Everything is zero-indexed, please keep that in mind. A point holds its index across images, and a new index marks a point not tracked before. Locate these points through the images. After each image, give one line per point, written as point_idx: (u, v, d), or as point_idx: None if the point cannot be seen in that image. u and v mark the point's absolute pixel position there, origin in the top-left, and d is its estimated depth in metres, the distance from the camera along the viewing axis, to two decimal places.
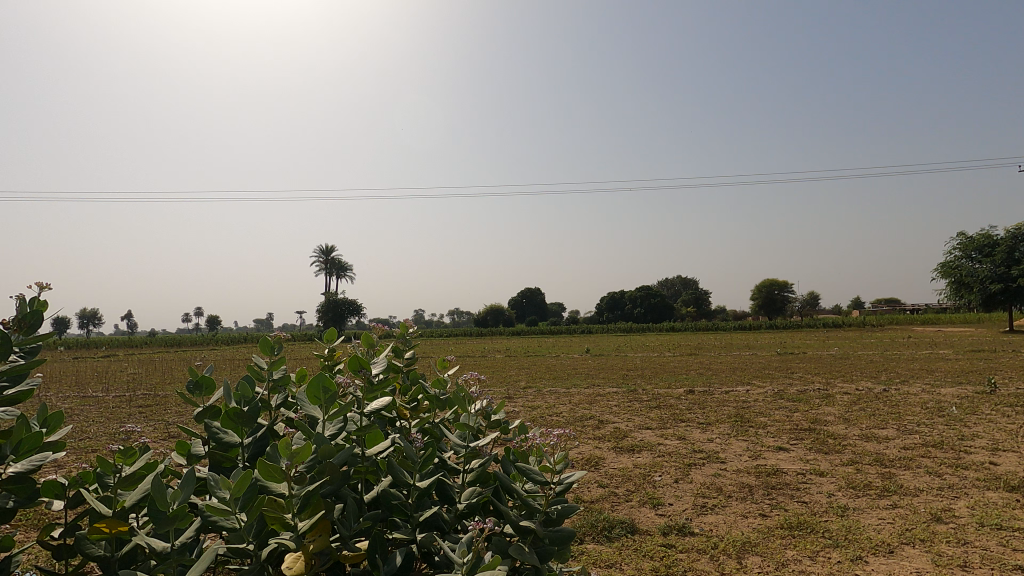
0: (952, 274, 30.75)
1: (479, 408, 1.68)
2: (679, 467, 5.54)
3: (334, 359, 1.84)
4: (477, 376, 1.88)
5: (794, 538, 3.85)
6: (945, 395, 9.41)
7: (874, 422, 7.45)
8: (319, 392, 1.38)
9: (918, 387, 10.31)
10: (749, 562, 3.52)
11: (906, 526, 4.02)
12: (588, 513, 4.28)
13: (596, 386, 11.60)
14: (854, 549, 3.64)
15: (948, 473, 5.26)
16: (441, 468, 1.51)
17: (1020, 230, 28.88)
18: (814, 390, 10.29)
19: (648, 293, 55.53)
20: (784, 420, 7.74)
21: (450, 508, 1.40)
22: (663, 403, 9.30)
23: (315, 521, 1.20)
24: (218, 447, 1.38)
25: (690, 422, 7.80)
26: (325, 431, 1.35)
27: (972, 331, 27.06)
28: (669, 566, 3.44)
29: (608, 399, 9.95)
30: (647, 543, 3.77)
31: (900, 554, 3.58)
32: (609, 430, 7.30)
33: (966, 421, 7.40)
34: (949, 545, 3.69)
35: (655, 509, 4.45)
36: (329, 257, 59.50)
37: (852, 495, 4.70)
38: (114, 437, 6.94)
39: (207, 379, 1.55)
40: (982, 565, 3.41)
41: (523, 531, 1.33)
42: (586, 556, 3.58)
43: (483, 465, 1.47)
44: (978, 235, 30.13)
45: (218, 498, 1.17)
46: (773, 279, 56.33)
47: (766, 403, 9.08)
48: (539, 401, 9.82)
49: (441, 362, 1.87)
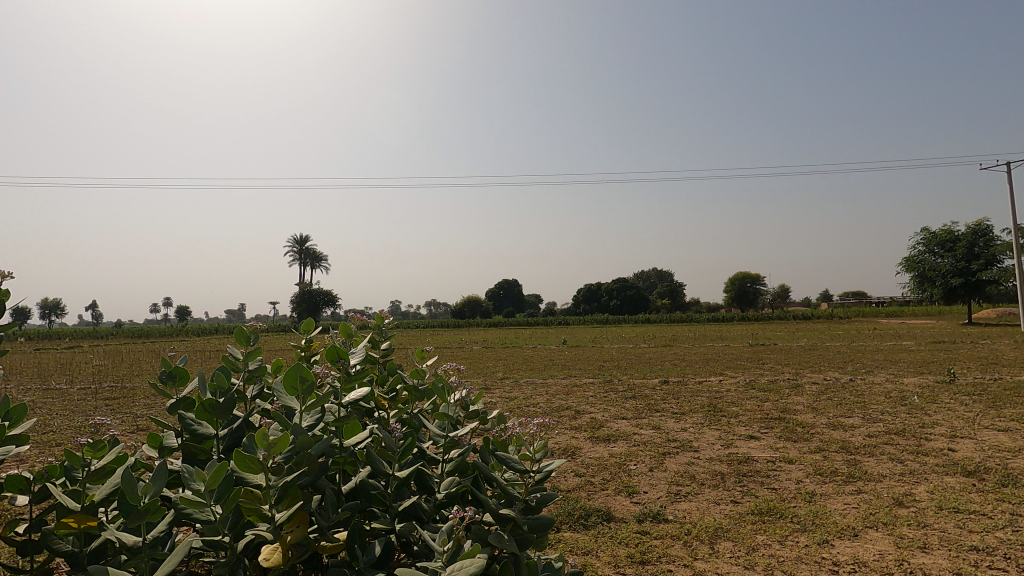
0: (915, 269, 31.90)
1: (457, 399, 1.68)
2: (653, 456, 5.64)
3: (311, 350, 1.81)
4: (455, 367, 1.87)
5: (763, 524, 3.96)
6: (907, 385, 9.72)
7: (839, 412, 7.67)
8: (296, 383, 1.36)
9: (882, 377, 10.62)
10: (720, 547, 3.61)
11: (870, 510, 4.16)
12: (564, 502, 4.32)
13: (573, 377, 11.73)
14: (822, 533, 3.77)
15: (910, 459, 5.45)
16: (421, 457, 1.49)
17: (981, 226, 29.93)
18: (785, 381, 10.49)
19: (623, 286, 56.06)
20: (755, 410, 7.93)
21: (430, 498, 1.40)
22: (639, 394, 9.42)
23: (293, 512, 1.18)
24: (192, 438, 1.36)
25: (664, 411, 7.94)
26: (302, 422, 1.33)
27: (933, 323, 27.80)
28: (644, 552, 3.50)
29: (584, 390, 10.02)
30: (622, 531, 3.84)
31: (864, 537, 3.72)
32: (584, 420, 7.37)
33: (926, 410, 7.66)
34: (909, 528, 3.84)
35: (631, 497, 4.52)
36: (302, 248, 58.57)
37: (818, 481, 4.85)
38: (80, 432, 6.71)
39: (181, 370, 1.51)
40: (940, 547, 3.56)
41: (502, 519, 1.33)
42: (563, 544, 3.64)
43: (463, 454, 1.45)
44: (941, 231, 31.15)
45: (192, 490, 1.16)
46: (745, 274, 57.59)
47: (738, 393, 9.28)
48: (516, 392, 9.84)
49: (419, 352, 1.85)
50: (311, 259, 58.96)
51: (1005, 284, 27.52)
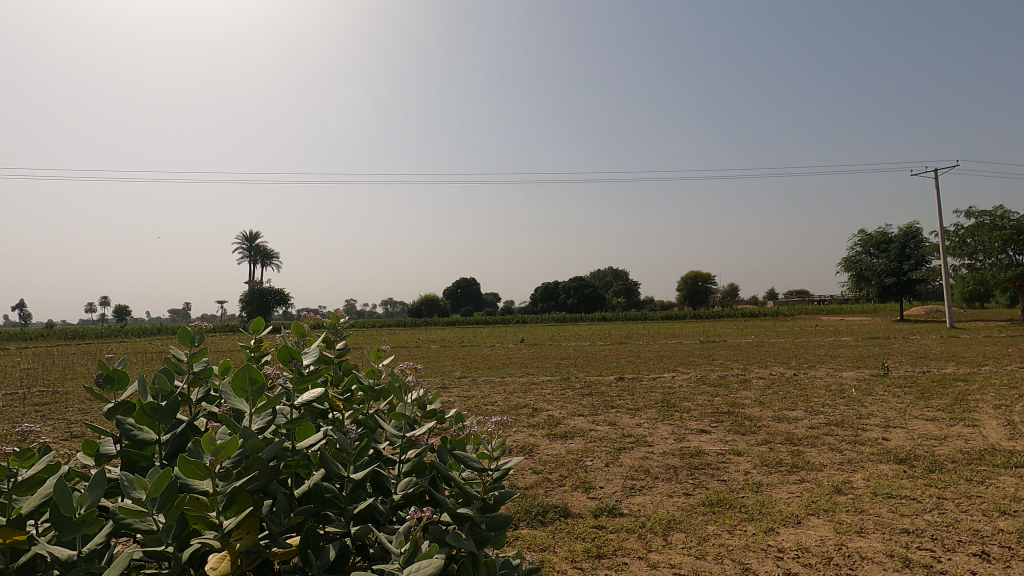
0: (853, 269, 33.66)
1: (414, 398, 1.66)
2: (609, 452, 5.74)
3: (262, 350, 1.75)
4: (413, 366, 1.85)
5: (713, 514, 4.10)
6: (845, 378, 10.27)
7: (784, 405, 8.01)
8: (246, 384, 1.31)
9: (823, 372, 11.17)
10: (673, 538, 3.71)
11: (812, 498, 4.37)
12: (522, 499, 4.34)
13: (530, 375, 11.81)
14: (768, 521, 3.93)
15: (848, 449, 5.76)
16: (377, 459, 1.46)
17: (912, 229, 31.88)
18: (734, 376, 10.88)
19: (580, 284, 56.86)
20: (706, 404, 8.19)
21: (386, 499, 1.37)
22: (595, 391, 9.57)
23: (243, 518, 1.13)
24: (131, 444, 1.29)
25: (620, 407, 8.10)
26: (253, 425, 1.28)
27: (868, 320, 29.43)
28: (600, 546, 3.56)
29: (542, 387, 10.09)
30: (578, 526, 3.89)
31: (807, 524, 3.90)
32: (542, 418, 7.44)
33: (863, 402, 8.10)
34: (847, 514, 4.06)
35: (587, 493, 4.59)
36: (252, 245, 56.60)
37: (765, 472, 5.06)
38: (6, 441, 6.27)
39: (120, 372, 1.43)
40: (874, 531, 3.77)
41: (460, 518, 1.33)
42: (520, 541, 3.66)
43: (420, 454, 1.43)
44: (876, 232, 32.99)
45: (133, 499, 1.10)
46: (697, 273, 59.38)
47: (690, 389, 9.56)
48: (474, 391, 9.83)
49: (375, 352, 1.81)
50: (261, 257, 57.00)
51: (933, 283, 29.44)
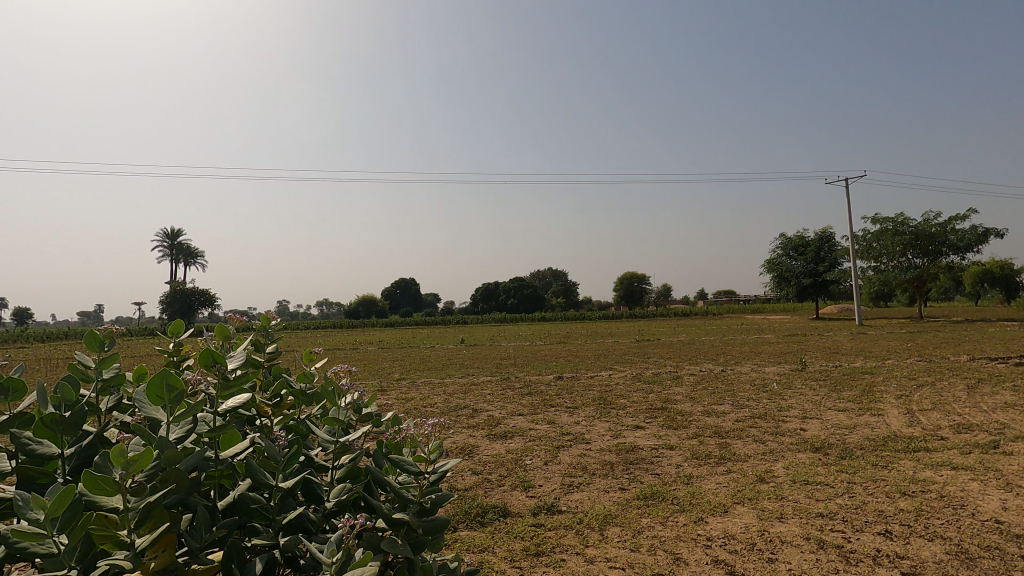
0: (774, 270, 35.81)
1: (349, 401, 1.61)
2: (548, 450, 5.81)
3: (182, 354, 1.64)
4: (347, 369, 1.78)
5: (647, 507, 4.23)
6: (768, 373, 10.91)
7: (713, 400, 8.41)
8: (162, 391, 1.22)
9: (748, 367, 11.83)
10: (609, 533, 3.80)
11: (737, 488, 4.61)
12: (462, 501, 4.32)
13: (470, 375, 11.79)
14: (698, 512, 4.11)
15: (770, 440, 6.12)
16: (308, 465, 1.41)
17: (826, 233, 34.33)
18: (667, 373, 11.31)
19: (520, 284, 57.37)
20: (641, 401, 8.47)
21: (318, 508, 1.32)
22: (535, 390, 9.67)
23: (158, 535, 1.06)
24: (29, 460, 1.18)
25: (559, 406, 8.23)
26: (170, 435, 1.20)
27: (788, 319, 31.41)
28: (538, 544, 3.60)
29: (482, 388, 10.09)
30: (517, 525, 3.91)
31: (733, 512, 4.11)
32: (482, 418, 7.43)
33: (783, 395, 8.64)
34: (769, 501, 4.31)
35: (526, 491, 4.63)
36: (173, 243, 53.17)
37: (695, 464, 5.29)
38: None
39: (15, 382, 1.30)
40: (793, 515, 4.03)
41: (395, 523, 1.29)
42: (459, 543, 3.64)
43: (354, 459, 1.39)
44: (795, 236, 35.28)
45: (29, 520, 1.00)
46: (632, 273, 61.29)
47: (626, 386, 9.85)
48: (413, 393, 9.69)
49: (307, 354, 1.75)
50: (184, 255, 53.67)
51: (844, 283, 31.85)
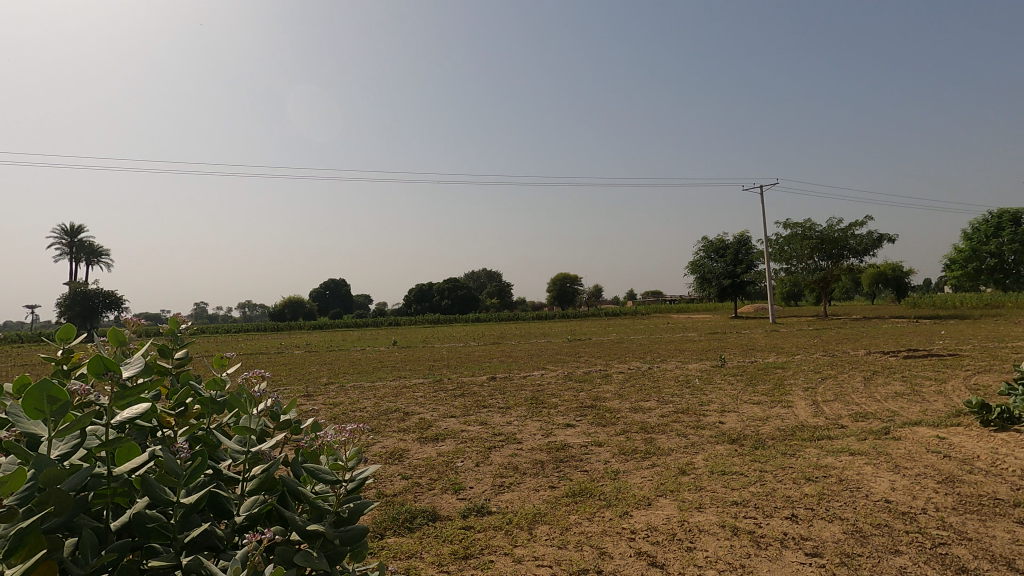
0: (696, 272, 37.66)
1: (263, 409, 1.53)
2: (479, 452, 5.81)
3: (73, 362, 1.50)
4: (261, 374, 1.70)
5: (575, 504, 4.32)
6: (690, 370, 11.44)
7: (640, 396, 8.72)
8: (44, 403, 1.11)
9: (673, 364, 12.36)
10: (538, 531, 3.85)
11: (661, 480, 4.80)
12: (389, 507, 4.22)
13: (402, 378, 11.57)
14: (623, 506, 4.24)
15: (691, 433, 6.42)
16: (216, 478, 1.32)
17: (744, 237, 36.51)
18: (597, 372, 11.61)
19: (454, 285, 57.07)
20: (571, 399, 8.64)
21: (226, 523, 1.24)
22: (467, 391, 9.64)
23: (34, 563, 0.95)
24: None
25: (491, 406, 8.24)
26: (53, 451, 1.09)
27: (709, 318, 33.14)
28: (467, 547, 3.59)
29: (414, 390, 9.93)
30: (446, 529, 3.88)
31: (656, 504, 4.28)
32: (413, 421, 7.32)
33: (704, 390, 9.10)
34: (689, 492, 4.51)
35: (457, 494, 4.60)
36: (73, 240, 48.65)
37: (622, 460, 5.46)
38: None
39: None
40: (711, 505, 4.24)
41: (310, 535, 1.24)
42: (386, 550, 3.55)
43: (268, 470, 1.32)
44: (716, 239, 37.28)
45: None
46: (565, 274, 62.50)
47: (557, 385, 10.03)
48: (341, 397, 9.38)
49: (218, 360, 1.65)
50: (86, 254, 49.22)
51: (759, 283, 34.00)
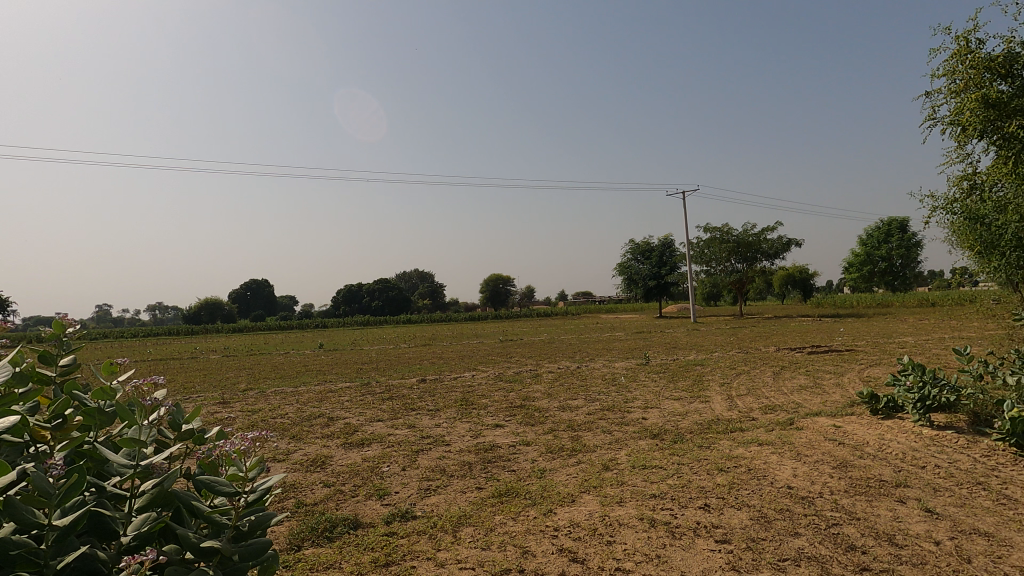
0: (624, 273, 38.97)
1: (158, 418, 1.42)
2: (406, 455, 5.71)
3: None
4: (156, 382, 1.58)
5: (501, 504, 4.34)
6: (617, 368, 11.80)
7: (568, 395, 8.90)
8: None
9: (600, 363, 12.71)
10: (462, 533, 3.83)
11: (585, 477, 4.92)
12: (308, 517, 4.06)
13: (328, 382, 11.17)
14: (547, 504, 4.30)
15: (616, 430, 6.63)
16: (98, 496, 1.21)
17: (668, 240, 38.18)
18: (527, 372, 11.73)
19: (385, 285, 55.92)
20: (501, 400, 8.68)
21: (110, 544, 1.14)
22: (396, 394, 9.45)
23: None
24: None
25: (420, 409, 8.12)
26: None
27: (636, 317, 34.39)
28: (389, 554, 3.51)
29: (340, 395, 9.61)
30: (368, 536, 3.78)
31: (579, 501, 4.37)
32: (338, 427, 7.08)
33: (629, 387, 9.42)
34: (612, 487, 4.65)
35: (381, 500, 4.49)
36: None
37: (548, 458, 5.54)
38: None
39: None
40: (631, 498, 4.39)
41: (206, 552, 1.17)
42: (303, 562, 3.41)
43: (161, 484, 1.23)
44: (642, 242, 38.75)
45: None
46: (498, 275, 62.81)
47: (487, 386, 10.04)
48: (261, 404, 8.92)
49: (107, 366, 1.52)
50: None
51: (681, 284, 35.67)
